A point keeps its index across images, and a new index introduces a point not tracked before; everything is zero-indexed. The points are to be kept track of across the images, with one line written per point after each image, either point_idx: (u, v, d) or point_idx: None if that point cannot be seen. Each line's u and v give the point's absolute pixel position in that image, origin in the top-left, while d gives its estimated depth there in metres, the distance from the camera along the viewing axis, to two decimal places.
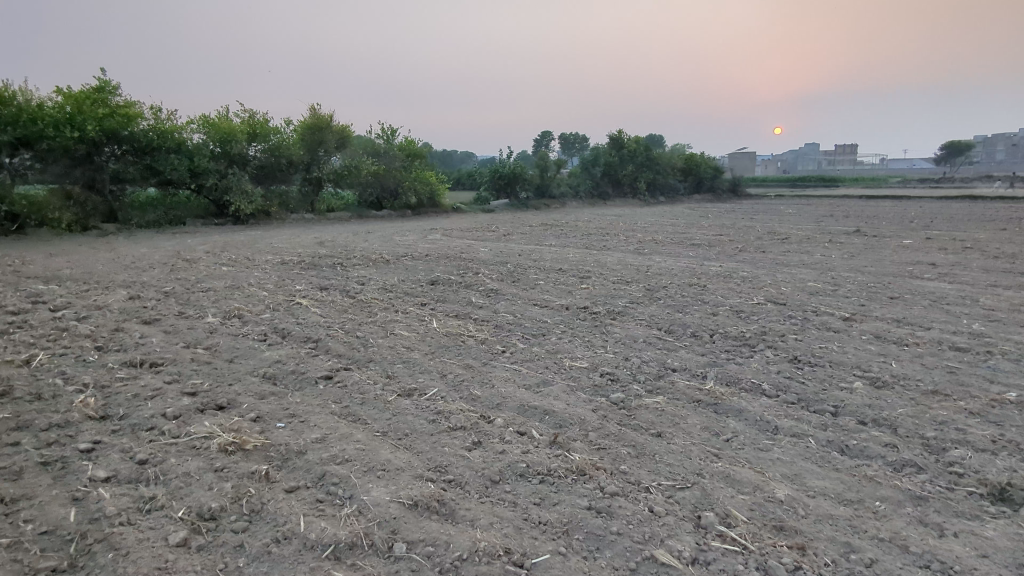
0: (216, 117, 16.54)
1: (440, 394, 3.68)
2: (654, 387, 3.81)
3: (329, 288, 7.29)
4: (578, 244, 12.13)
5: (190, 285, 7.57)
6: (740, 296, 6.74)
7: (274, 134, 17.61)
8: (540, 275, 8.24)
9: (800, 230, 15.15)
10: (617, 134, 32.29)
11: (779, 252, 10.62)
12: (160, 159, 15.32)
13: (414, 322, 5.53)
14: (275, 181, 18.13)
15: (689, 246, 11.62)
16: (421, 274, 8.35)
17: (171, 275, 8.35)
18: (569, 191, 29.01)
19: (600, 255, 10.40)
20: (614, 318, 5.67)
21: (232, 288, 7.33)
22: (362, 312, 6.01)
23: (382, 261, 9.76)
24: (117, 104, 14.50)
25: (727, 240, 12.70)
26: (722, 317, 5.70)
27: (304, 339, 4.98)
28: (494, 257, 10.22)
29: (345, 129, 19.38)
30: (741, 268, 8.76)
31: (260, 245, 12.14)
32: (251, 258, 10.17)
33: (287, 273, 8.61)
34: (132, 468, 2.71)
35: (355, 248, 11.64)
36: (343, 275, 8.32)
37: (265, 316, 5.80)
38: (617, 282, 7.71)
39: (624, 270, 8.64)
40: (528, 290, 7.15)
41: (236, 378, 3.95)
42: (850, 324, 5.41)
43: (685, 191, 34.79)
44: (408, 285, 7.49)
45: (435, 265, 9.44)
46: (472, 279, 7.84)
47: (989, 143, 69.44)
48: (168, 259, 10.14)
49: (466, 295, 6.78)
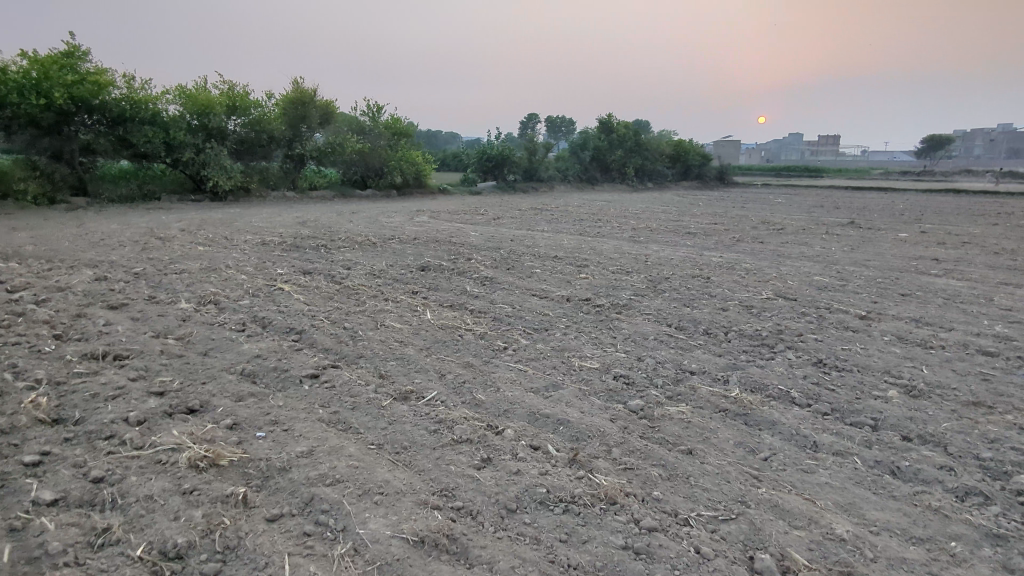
0: (194, 88, 15.80)
1: (440, 398, 3.31)
2: (675, 394, 3.48)
3: (313, 273, 6.86)
4: (571, 230, 11.78)
5: (163, 266, 7.09)
6: (747, 289, 6.45)
7: (255, 107, 16.92)
8: (536, 263, 7.88)
9: (794, 221, 14.94)
10: (606, 118, 31.90)
11: (777, 243, 10.36)
12: (133, 130, 14.63)
13: (407, 312, 5.14)
14: (256, 157, 17.47)
15: (684, 234, 11.34)
16: (410, 259, 7.94)
17: (143, 254, 7.84)
18: (558, 175, 28.59)
19: (596, 242, 10.07)
20: (620, 311, 5.34)
21: (208, 270, 6.86)
22: (350, 300, 5.61)
23: (369, 243, 9.32)
24: (87, 70, 13.76)
25: (722, 229, 12.43)
26: (733, 313, 5.39)
27: (287, 330, 4.56)
28: (485, 242, 9.82)
29: (329, 104, 18.73)
30: (743, 259, 8.48)
31: (240, 223, 11.60)
32: (230, 237, 9.67)
33: (267, 254, 8.14)
34: (85, 489, 2.31)
35: (339, 229, 11.15)
36: (328, 258, 7.87)
37: (243, 302, 5.37)
38: (617, 271, 7.37)
39: (623, 259, 8.31)
40: (525, 278, 6.79)
41: (211, 375, 3.54)
42: (868, 323, 5.13)
43: (672, 177, 34.58)
44: (398, 271, 7.08)
45: (425, 249, 9.03)
46: (465, 266, 7.46)
47: (969, 138, 70.24)
48: (141, 236, 9.61)
49: (460, 284, 6.40)
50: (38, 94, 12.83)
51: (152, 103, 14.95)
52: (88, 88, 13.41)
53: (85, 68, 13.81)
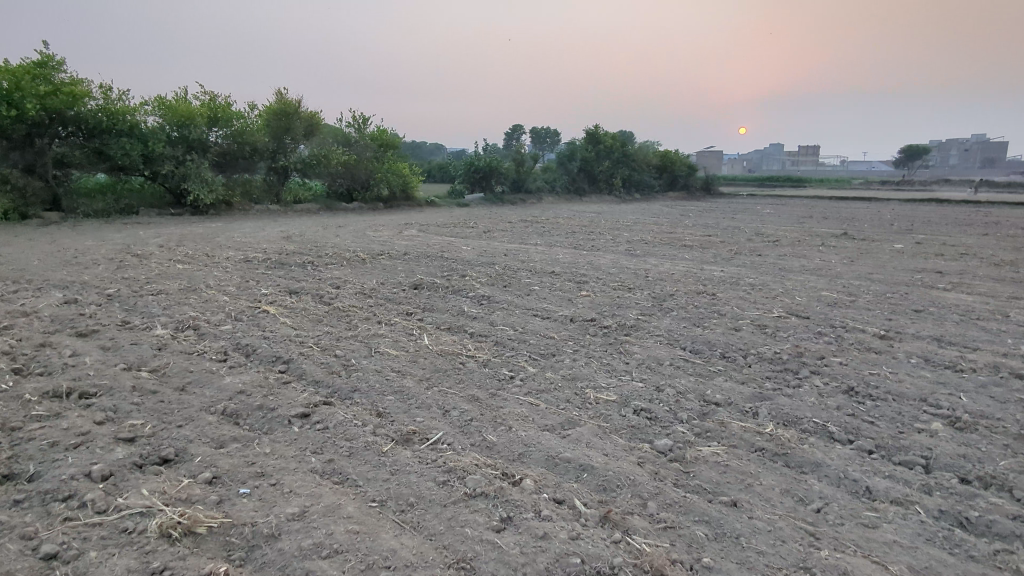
0: (173, 99, 15.39)
1: (446, 440, 2.97)
2: (704, 431, 3.16)
3: (299, 293, 6.48)
4: (566, 244, 11.52)
5: (139, 286, 6.69)
6: (756, 307, 6.18)
7: (238, 119, 16.50)
8: (534, 279, 7.58)
9: (788, 232, 14.79)
10: (593, 129, 31.86)
11: (777, 256, 10.15)
12: (110, 142, 14.18)
13: (402, 337, 4.79)
14: (238, 169, 17.04)
15: (681, 247, 11.11)
16: (402, 277, 7.61)
17: (118, 274, 7.42)
18: (545, 186, 28.39)
19: (592, 256, 9.79)
20: (628, 334, 5.04)
21: (187, 291, 6.46)
22: (340, 323, 5.25)
23: (358, 259, 8.96)
24: (61, 81, 13.33)
25: (718, 242, 12.23)
26: (747, 334, 5.10)
27: (273, 360, 4.19)
28: (479, 257, 9.50)
29: (313, 116, 18.38)
30: (745, 274, 8.24)
31: (221, 238, 11.19)
32: (211, 254, 9.26)
33: (251, 272, 7.75)
34: (33, 570, 1.94)
35: (326, 244, 10.77)
36: (316, 276, 7.51)
37: (225, 327, 5.00)
38: (619, 288, 7.09)
39: (623, 275, 8.04)
40: (525, 297, 6.47)
41: (188, 416, 3.17)
42: (890, 344, 4.86)
43: (659, 188, 34.59)
44: (390, 290, 6.73)
45: (416, 265, 8.69)
46: (460, 284, 7.13)
47: (947, 148, 71.47)
48: (116, 254, 9.17)
49: (456, 304, 6.05)
50: (8, 105, 12.37)
51: (130, 115, 14.51)
52: (62, 99, 12.98)
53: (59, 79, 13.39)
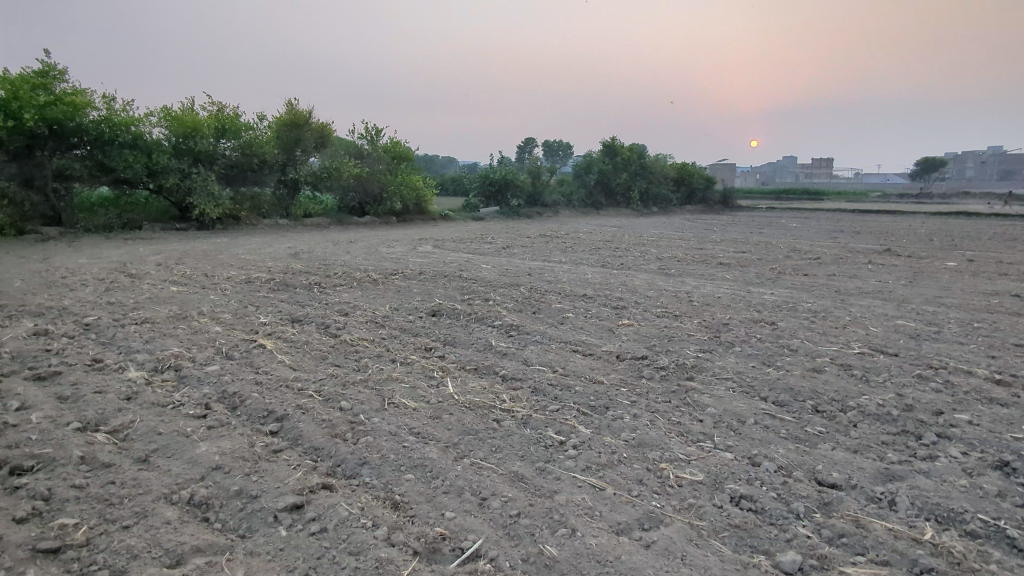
0: (180, 109, 14.84)
1: (489, 554, 2.15)
2: (838, 535, 2.32)
3: (302, 322, 5.72)
4: (592, 261, 10.74)
5: (124, 313, 5.97)
6: (830, 341, 5.31)
7: (247, 130, 15.90)
8: (565, 304, 6.79)
9: (825, 248, 13.95)
10: (610, 141, 31.19)
11: (825, 276, 9.30)
12: (113, 154, 13.63)
13: (420, 382, 3.98)
14: (247, 182, 16.43)
15: (718, 266, 10.29)
16: (418, 301, 6.85)
17: (104, 298, 6.70)
18: (562, 200, 27.70)
19: (624, 276, 8.99)
20: (690, 377, 4.21)
21: (176, 320, 5.72)
22: (348, 361, 4.47)
23: (369, 280, 8.19)
24: (62, 92, 12.82)
25: (754, 259, 11.39)
26: (834, 377, 4.25)
27: (264, 419, 3.40)
28: (500, 277, 8.71)
29: (324, 127, 17.81)
30: (799, 297, 7.40)
31: (224, 256, 10.51)
32: (211, 273, 8.57)
33: (252, 296, 7.02)
34: None
35: (335, 262, 10.06)
36: (322, 301, 6.75)
37: (211, 367, 4.23)
38: (663, 316, 6.27)
39: (663, 299, 7.22)
40: (558, 327, 5.67)
41: (144, 509, 2.38)
42: (1016, 393, 3.98)
43: (678, 200, 33.80)
44: (406, 318, 5.96)
45: (433, 287, 7.94)
46: (484, 310, 6.36)
47: (967, 160, 70.20)
48: (109, 273, 8.49)
49: (482, 336, 5.26)
50: (6, 115, 11.85)
51: (133, 126, 13.97)
52: (62, 110, 12.44)
53: (60, 90, 12.89)
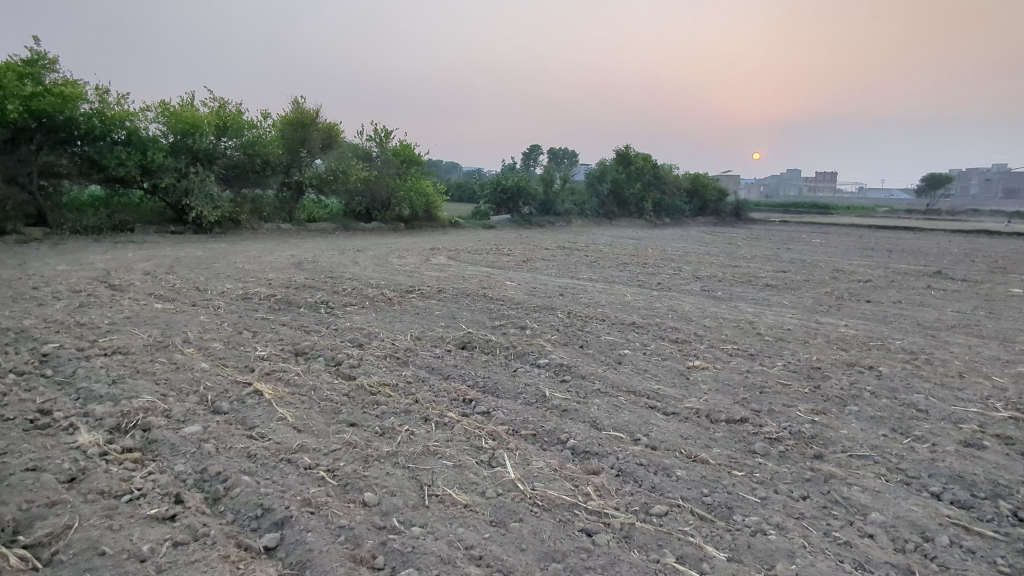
0: (179, 105, 13.92)
1: None
2: None
3: (306, 357, 4.72)
4: (625, 280, 9.79)
5: (94, 338, 4.99)
6: (959, 397, 4.30)
7: (250, 128, 15.01)
8: (615, 336, 5.81)
9: (867, 269, 12.99)
10: (623, 150, 30.38)
11: (890, 304, 8.31)
12: (105, 151, 12.72)
13: (468, 461, 2.97)
14: (248, 184, 15.48)
15: (765, 289, 9.32)
16: (443, 330, 5.87)
17: (75, 317, 5.75)
18: (575, 209, 26.77)
19: (668, 300, 8.02)
20: (820, 455, 3.20)
21: (155, 350, 4.74)
22: (368, 422, 3.46)
23: (382, 300, 7.20)
24: (53, 83, 11.96)
25: (801, 281, 10.42)
26: (1008, 460, 3.22)
27: (258, 525, 2.38)
28: (530, 299, 7.73)
29: (331, 128, 16.90)
30: (881, 332, 6.39)
31: (220, 265, 9.56)
32: (204, 287, 7.61)
33: (249, 317, 6.05)
34: None
35: (343, 275, 9.10)
36: (330, 327, 5.76)
37: (190, 428, 3.21)
38: (737, 355, 5.27)
39: (725, 331, 6.23)
40: (619, 369, 4.69)
41: None
42: None
43: (691, 212, 32.93)
44: (431, 354, 4.97)
45: (457, 310, 6.96)
46: (523, 343, 5.37)
47: (977, 177, 69.47)
48: (87, 284, 7.53)
49: (530, 383, 4.26)
50: None
51: (128, 120, 13.06)
52: (50, 101, 11.51)
53: (50, 81, 12.02)
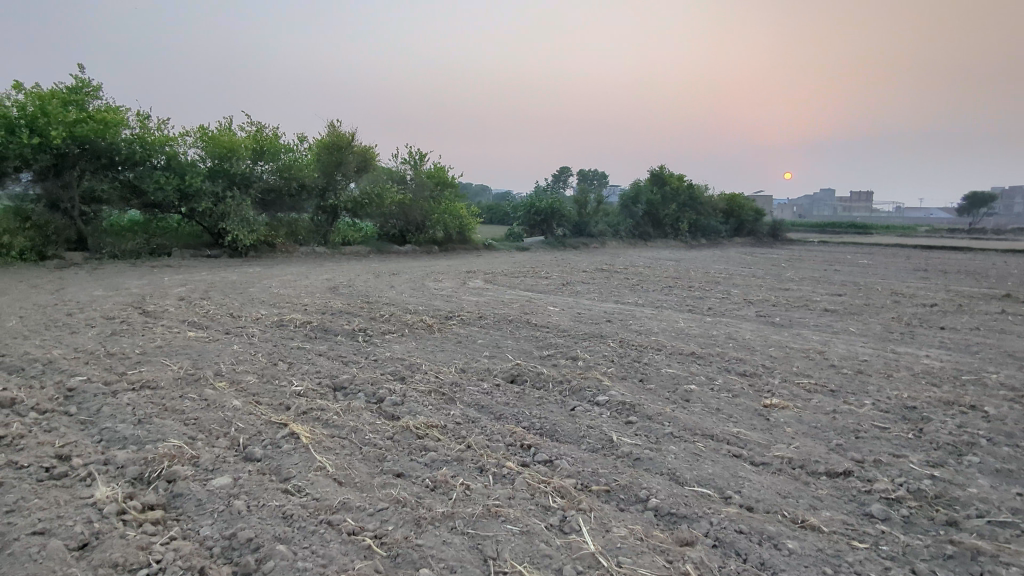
0: (217, 130, 13.98)
1: None
2: None
3: (346, 393, 4.35)
4: (673, 305, 9.29)
5: (122, 370, 4.72)
6: None
7: (287, 152, 15.02)
8: (675, 368, 5.33)
9: (929, 291, 12.21)
10: (657, 170, 29.91)
11: (968, 331, 7.64)
12: (144, 176, 12.78)
13: (536, 526, 2.54)
14: (284, 208, 15.47)
15: (825, 314, 8.72)
16: (488, 360, 5.46)
17: (106, 346, 5.51)
18: (609, 230, 26.30)
19: (724, 326, 7.49)
20: (953, 523, 2.67)
21: (186, 384, 4.43)
22: (417, 472, 3.06)
23: (422, 327, 6.83)
24: (95, 109, 12.11)
25: (862, 305, 9.77)
26: None
27: None
28: (577, 326, 7.30)
29: (367, 151, 16.84)
30: (970, 364, 5.77)
31: (255, 289, 9.37)
32: (238, 313, 7.38)
33: (283, 346, 5.74)
34: None
35: (380, 300, 8.80)
36: (369, 358, 5.40)
37: (219, 480, 2.85)
38: (817, 390, 4.74)
39: (796, 362, 5.69)
40: (689, 408, 4.21)
41: None
42: None
43: (727, 233, 32.13)
44: (479, 389, 4.55)
45: (501, 337, 6.56)
46: (578, 376, 4.92)
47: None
48: (121, 310, 7.37)
49: (593, 426, 3.81)
50: (32, 132, 11.10)
51: (167, 145, 13.14)
52: (92, 127, 11.59)
53: (93, 107, 12.17)
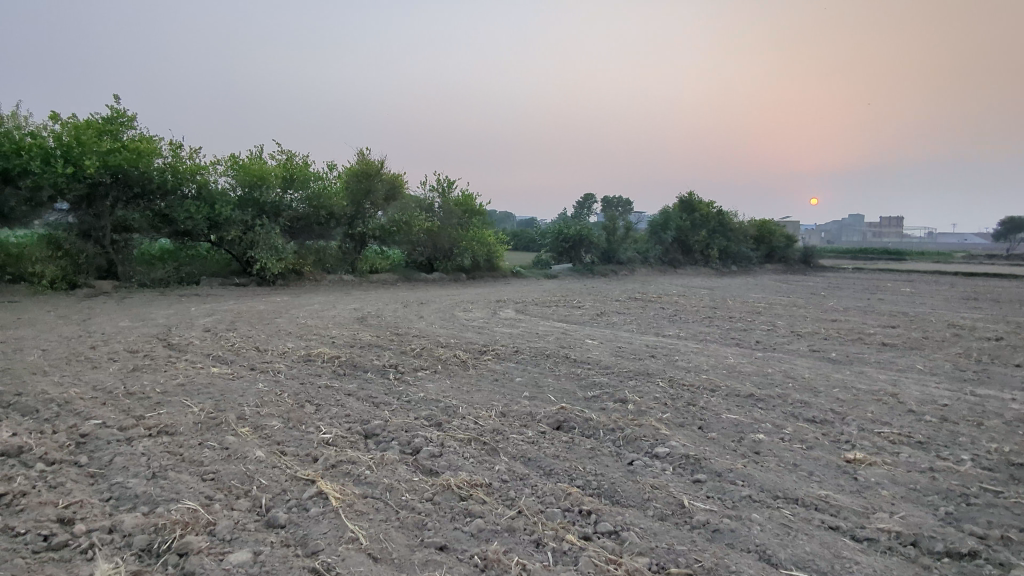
0: (248, 158, 13.96)
1: None
2: None
3: (378, 442, 3.96)
4: (718, 338, 8.77)
5: (140, 412, 4.40)
6: None
7: (316, 180, 14.95)
8: (736, 412, 4.85)
9: (988, 323, 11.48)
10: (687, 196, 29.44)
11: None
12: (175, 205, 12.76)
13: None
14: (313, 236, 15.34)
15: (884, 349, 8.13)
16: (529, 402, 5.04)
17: (126, 384, 5.22)
18: (638, 258, 25.83)
19: (778, 363, 6.97)
20: None
21: (205, 430, 4.08)
22: (464, 547, 2.64)
23: (455, 363, 6.44)
24: (129, 139, 12.16)
25: (922, 339, 9.13)
26: None
27: None
28: (620, 362, 6.85)
29: (396, 179, 16.71)
30: None
31: (282, 320, 9.11)
32: (265, 346, 7.08)
33: (311, 385, 5.39)
34: None
35: (409, 332, 8.45)
36: (402, 398, 5.02)
37: (236, 556, 2.47)
38: (903, 441, 4.21)
39: (868, 406, 5.16)
40: (762, 464, 3.73)
41: None
42: None
43: (758, 259, 31.38)
44: (522, 437, 4.12)
45: (540, 375, 6.13)
46: (631, 422, 4.46)
47: None
48: (145, 343, 7.12)
49: (658, 486, 3.36)
50: (67, 161, 11.13)
51: (199, 173, 13.14)
52: (125, 156, 11.59)
53: (127, 137, 12.23)
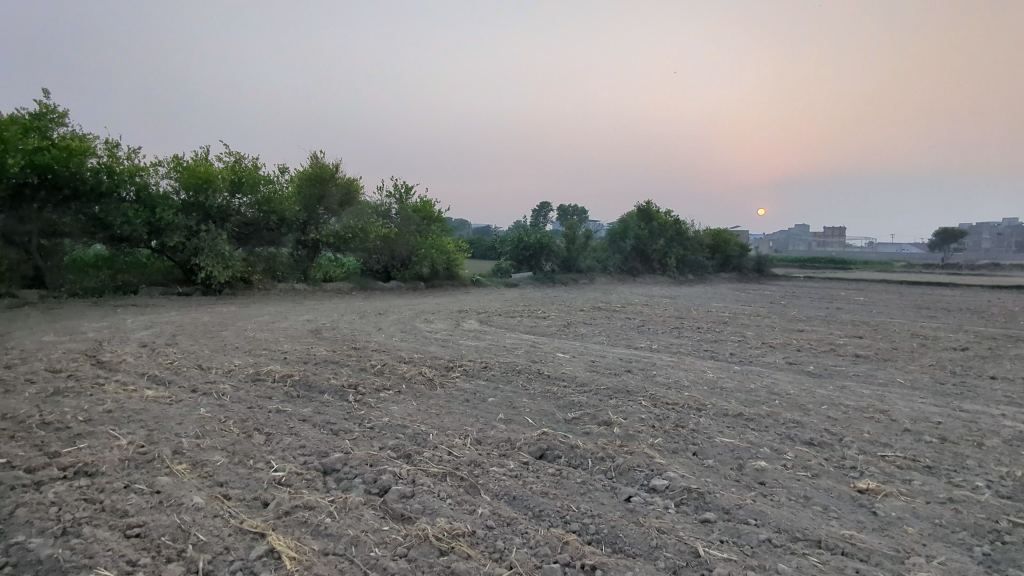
0: (193, 160, 13.11)
1: None
2: None
3: (339, 480, 3.43)
4: (690, 350, 8.50)
5: (54, 447, 3.75)
6: None
7: (266, 184, 14.17)
8: (730, 435, 4.50)
9: (945, 332, 11.62)
10: (644, 205, 29.54)
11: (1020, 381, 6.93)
12: (111, 209, 11.84)
13: None
14: (263, 242, 14.54)
15: (856, 360, 7.99)
16: (506, 427, 4.57)
17: (41, 411, 4.52)
18: (597, 266, 25.70)
19: (757, 377, 6.71)
20: None
21: (132, 469, 3.47)
22: None
23: (421, 381, 5.92)
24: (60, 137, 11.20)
25: (890, 349, 9.07)
26: None
27: None
28: (596, 377, 6.46)
29: (351, 183, 16.04)
30: None
31: (228, 333, 8.41)
32: (208, 363, 6.42)
33: (259, 409, 4.79)
34: None
35: (368, 345, 7.88)
36: (364, 425, 4.49)
37: None
38: (912, 466, 3.92)
39: (862, 425, 4.89)
40: (772, 498, 3.36)
41: None
42: None
43: (714, 268, 31.76)
44: (503, 470, 3.65)
45: (514, 394, 5.68)
46: (621, 449, 4.06)
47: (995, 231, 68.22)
48: (71, 361, 6.37)
49: (665, 529, 2.96)
50: None
51: (138, 175, 12.24)
52: (54, 155, 10.64)
53: (57, 135, 11.27)
